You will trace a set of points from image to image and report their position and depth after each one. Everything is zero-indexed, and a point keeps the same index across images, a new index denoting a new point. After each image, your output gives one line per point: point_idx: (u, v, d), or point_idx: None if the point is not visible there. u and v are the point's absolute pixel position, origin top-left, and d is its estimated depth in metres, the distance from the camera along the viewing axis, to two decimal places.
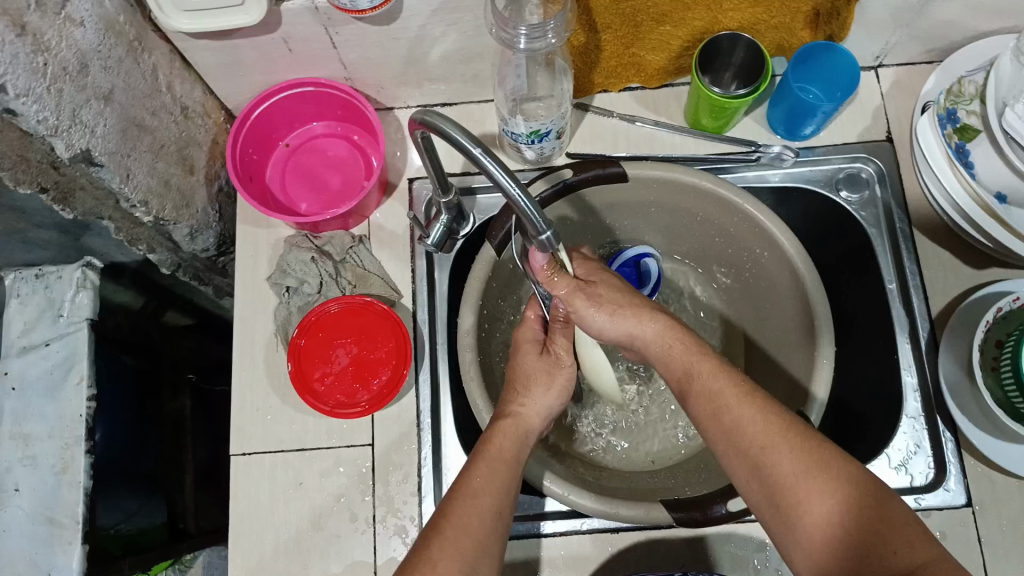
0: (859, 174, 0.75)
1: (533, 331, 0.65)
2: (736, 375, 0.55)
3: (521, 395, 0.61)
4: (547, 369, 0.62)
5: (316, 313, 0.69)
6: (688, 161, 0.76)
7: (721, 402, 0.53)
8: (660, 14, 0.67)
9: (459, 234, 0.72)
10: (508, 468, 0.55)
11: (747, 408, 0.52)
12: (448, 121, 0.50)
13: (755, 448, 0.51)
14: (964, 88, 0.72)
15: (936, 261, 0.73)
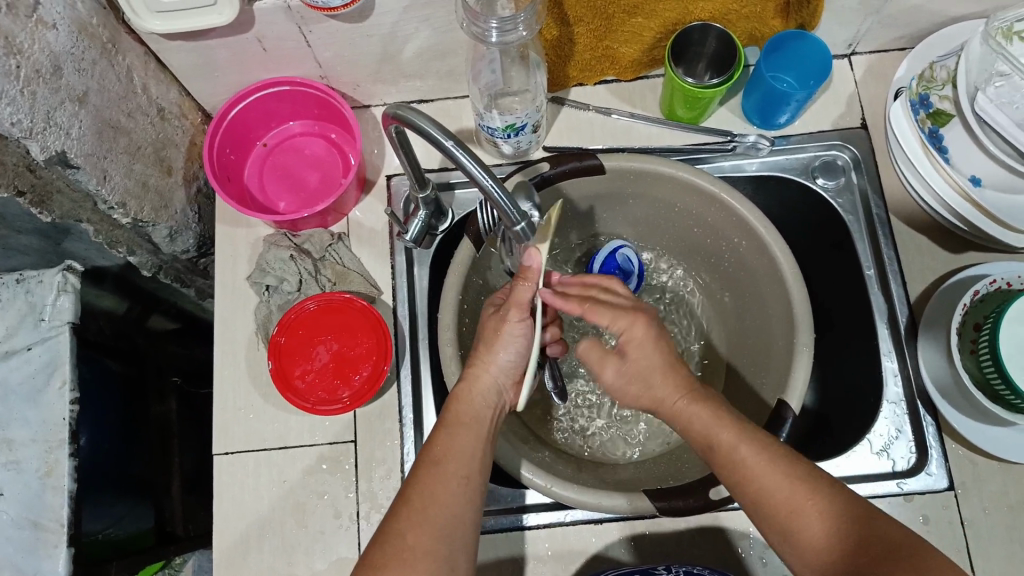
0: (835, 161, 0.76)
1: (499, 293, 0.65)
2: (760, 441, 0.52)
3: (484, 353, 0.59)
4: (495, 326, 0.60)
5: (295, 312, 0.68)
6: (665, 152, 0.77)
7: (735, 465, 0.52)
8: (631, 7, 0.68)
9: (438, 229, 0.73)
10: (476, 430, 0.56)
11: (770, 476, 0.50)
12: (421, 115, 0.51)
13: (778, 518, 0.50)
14: (936, 72, 0.71)
15: (913, 246, 0.73)
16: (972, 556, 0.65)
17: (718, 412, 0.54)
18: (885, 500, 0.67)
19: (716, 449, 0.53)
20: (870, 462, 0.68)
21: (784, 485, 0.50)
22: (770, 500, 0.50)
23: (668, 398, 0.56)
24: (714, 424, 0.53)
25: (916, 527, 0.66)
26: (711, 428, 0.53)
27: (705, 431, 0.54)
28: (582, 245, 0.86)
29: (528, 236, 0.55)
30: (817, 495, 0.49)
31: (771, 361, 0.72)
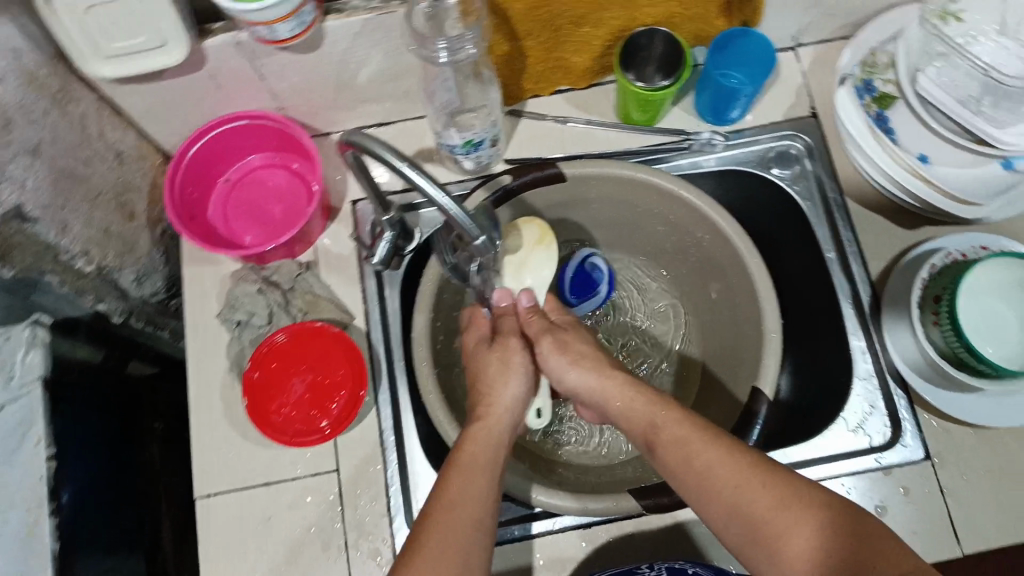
0: (789, 151, 0.77)
1: (480, 331, 0.69)
2: (700, 420, 0.56)
3: (495, 394, 0.63)
4: (501, 358, 0.65)
5: (265, 346, 0.69)
6: (624, 156, 0.78)
7: (680, 441, 0.55)
8: (577, 17, 0.69)
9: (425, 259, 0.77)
10: (491, 470, 0.57)
11: (714, 452, 0.54)
12: (381, 144, 0.55)
13: (727, 492, 0.52)
14: (877, 58, 0.74)
15: (871, 227, 0.75)
16: (954, 521, 0.67)
17: (659, 401, 0.59)
18: (865, 475, 0.69)
19: (660, 436, 0.56)
20: (848, 439, 0.71)
21: (729, 460, 0.53)
22: (715, 477, 0.53)
23: (608, 390, 0.62)
24: (660, 412, 0.57)
25: (897, 498, 0.68)
26: (659, 417, 0.57)
27: (650, 421, 0.58)
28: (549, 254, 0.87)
29: (492, 247, 0.57)
30: (763, 468, 0.52)
31: (745, 351, 0.73)
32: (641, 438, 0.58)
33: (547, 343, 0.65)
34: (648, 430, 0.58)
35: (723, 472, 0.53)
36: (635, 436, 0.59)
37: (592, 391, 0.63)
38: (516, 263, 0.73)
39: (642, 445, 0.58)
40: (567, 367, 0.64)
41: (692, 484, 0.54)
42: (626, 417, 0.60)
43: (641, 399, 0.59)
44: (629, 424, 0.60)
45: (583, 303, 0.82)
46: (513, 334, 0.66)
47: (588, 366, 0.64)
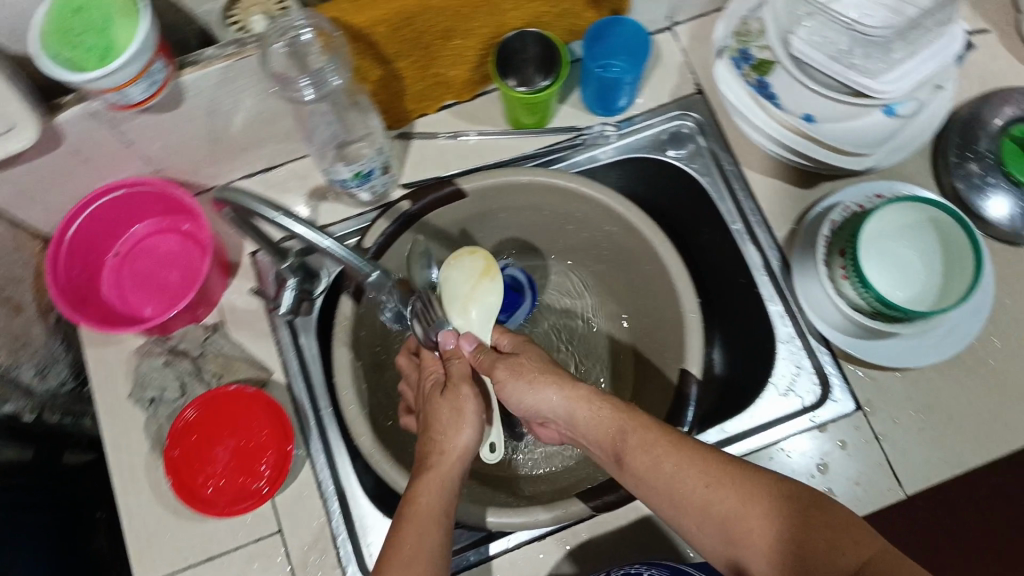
0: (680, 131, 0.78)
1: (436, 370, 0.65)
2: (666, 426, 0.56)
3: (447, 438, 0.59)
4: (454, 407, 0.60)
5: (176, 427, 0.66)
6: (521, 161, 0.78)
7: (647, 450, 0.55)
8: (444, 31, 0.68)
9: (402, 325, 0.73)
10: (441, 526, 0.55)
11: (681, 455, 0.54)
12: (251, 195, 0.56)
13: (698, 497, 0.53)
14: (749, 26, 0.74)
15: (771, 192, 0.75)
16: (893, 464, 0.69)
17: (626, 408, 0.57)
18: (803, 436, 0.70)
19: (626, 448, 0.56)
20: (781, 403, 0.71)
21: (698, 465, 0.53)
22: (686, 483, 0.53)
23: (567, 406, 0.58)
24: (623, 421, 0.56)
25: (836, 453, 0.69)
26: (623, 427, 0.56)
27: (614, 431, 0.57)
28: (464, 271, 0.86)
29: (384, 284, 0.61)
30: (730, 470, 0.53)
31: (670, 335, 0.74)
32: (606, 447, 0.57)
33: (501, 370, 0.61)
34: (612, 440, 0.57)
35: (694, 479, 0.53)
36: (600, 446, 0.58)
37: (547, 410, 0.60)
38: (461, 298, 0.69)
39: (607, 456, 0.58)
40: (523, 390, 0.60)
41: (662, 492, 0.54)
42: (586, 429, 0.58)
43: (601, 409, 0.57)
44: (590, 435, 0.58)
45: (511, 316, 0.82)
46: (464, 381, 0.62)
47: (547, 384, 0.59)
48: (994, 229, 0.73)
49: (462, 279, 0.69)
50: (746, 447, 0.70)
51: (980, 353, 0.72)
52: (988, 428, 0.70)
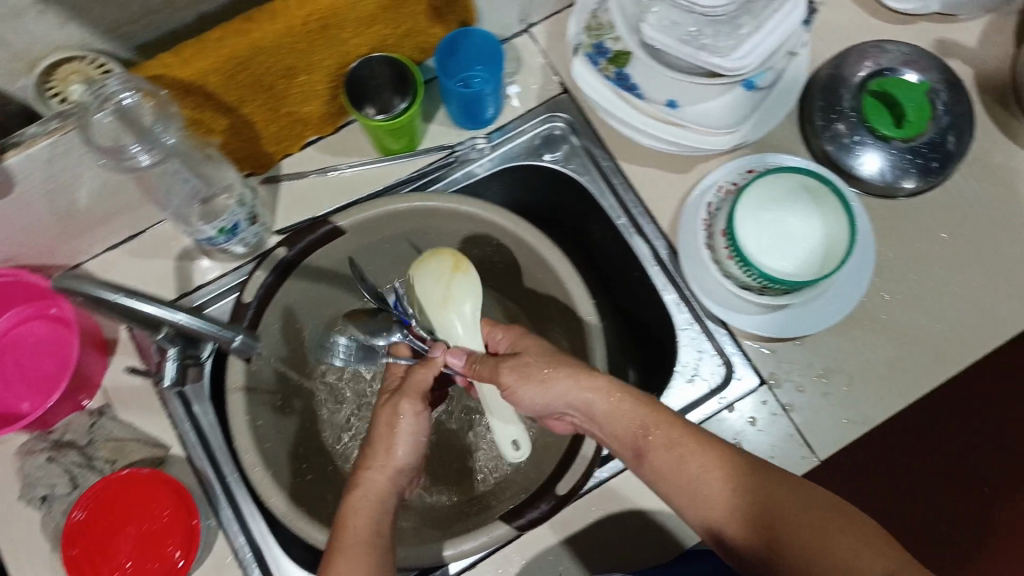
0: (552, 133, 0.77)
1: (393, 380, 0.65)
2: (689, 425, 0.58)
3: (383, 453, 0.60)
4: (390, 420, 0.60)
5: (68, 531, 0.62)
6: (397, 188, 0.76)
7: (672, 446, 0.57)
8: (285, 69, 0.65)
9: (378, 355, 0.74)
10: (374, 548, 0.55)
11: (705, 451, 0.56)
12: (92, 283, 0.51)
13: (712, 491, 0.55)
14: (599, 19, 0.73)
15: (650, 182, 0.75)
16: (803, 433, 0.70)
17: (649, 404, 0.58)
18: (715, 418, 0.70)
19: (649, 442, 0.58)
20: (688, 389, 0.72)
21: (716, 461, 0.56)
22: (707, 478, 0.55)
23: (590, 403, 0.59)
24: (647, 415, 0.58)
25: (748, 431, 0.70)
26: (647, 421, 0.58)
27: (638, 424, 0.58)
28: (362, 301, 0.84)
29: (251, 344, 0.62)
30: (747, 464, 0.56)
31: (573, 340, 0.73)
32: (626, 440, 0.59)
33: (507, 375, 0.60)
34: (634, 433, 0.58)
35: (714, 472, 0.55)
36: (619, 440, 0.59)
37: (569, 406, 0.60)
38: (437, 301, 0.66)
39: (626, 450, 0.59)
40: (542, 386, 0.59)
41: (679, 483, 0.56)
42: (607, 423, 0.59)
43: (631, 402, 0.58)
44: (610, 428, 0.59)
45: None
46: (410, 393, 0.61)
47: (559, 382, 0.59)
48: (866, 184, 0.74)
49: (433, 282, 0.66)
50: None
51: (872, 309, 0.73)
52: (887, 382, 0.71)
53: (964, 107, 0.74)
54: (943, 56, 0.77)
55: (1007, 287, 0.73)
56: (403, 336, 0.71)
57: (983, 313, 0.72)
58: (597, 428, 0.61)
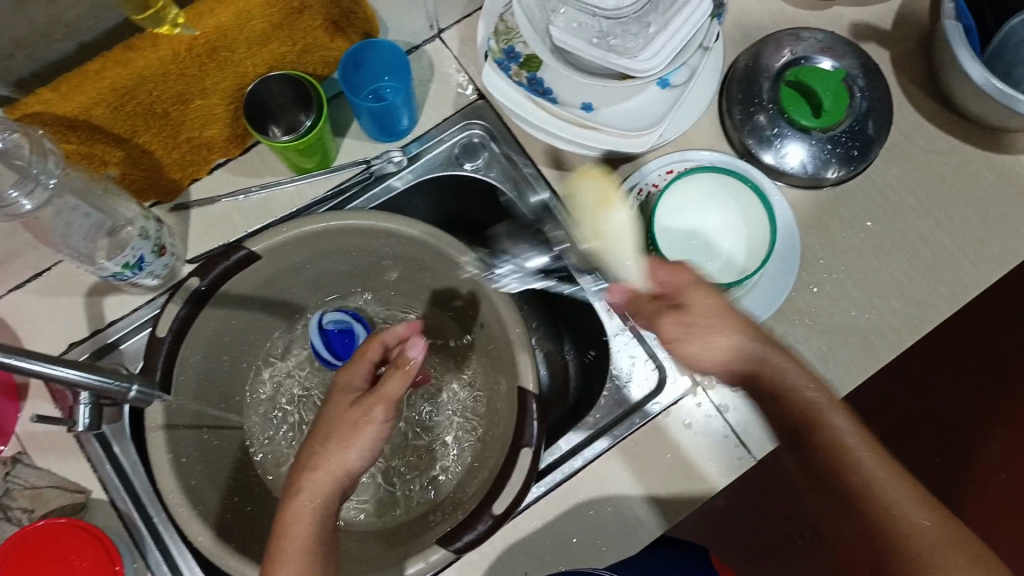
0: (471, 141, 0.75)
1: (359, 377, 0.59)
2: (867, 434, 0.52)
3: (333, 453, 0.54)
4: (352, 422, 0.55)
5: None
6: (313, 208, 0.73)
7: (841, 444, 0.51)
8: (178, 95, 0.62)
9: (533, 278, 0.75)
10: (315, 562, 0.52)
11: (879, 463, 0.51)
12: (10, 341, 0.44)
13: (870, 512, 0.50)
14: (508, 24, 0.72)
15: (573, 186, 0.74)
16: (739, 434, 0.69)
17: (827, 398, 0.53)
18: (650, 425, 0.70)
19: (811, 438, 0.52)
20: (622, 397, 0.72)
21: (888, 482, 0.50)
22: (874, 493, 0.50)
23: (783, 366, 0.55)
24: (824, 410, 0.53)
25: (684, 434, 0.69)
26: (822, 419, 0.52)
27: (807, 416, 0.53)
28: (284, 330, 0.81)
29: (151, 392, 0.60)
30: (916, 495, 0.50)
31: (502, 352, 0.72)
32: (789, 428, 0.54)
33: (666, 320, 0.58)
34: (801, 424, 0.53)
35: (880, 493, 0.50)
36: (781, 426, 0.55)
37: (768, 366, 0.55)
38: (589, 207, 0.70)
39: (788, 439, 0.55)
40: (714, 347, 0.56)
41: (838, 493, 0.51)
42: (773, 407, 0.55)
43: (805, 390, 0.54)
44: (777, 413, 0.55)
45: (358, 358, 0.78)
46: (381, 400, 0.55)
47: (717, 341, 0.56)
48: (790, 177, 0.73)
49: (585, 194, 0.70)
50: (594, 449, 0.69)
51: (801, 303, 0.72)
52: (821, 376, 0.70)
53: (882, 93, 0.73)
54: (859, 41, 0.77)
55: (937, 272, 0.72)
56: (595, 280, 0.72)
57: (912, 301, 0.72)
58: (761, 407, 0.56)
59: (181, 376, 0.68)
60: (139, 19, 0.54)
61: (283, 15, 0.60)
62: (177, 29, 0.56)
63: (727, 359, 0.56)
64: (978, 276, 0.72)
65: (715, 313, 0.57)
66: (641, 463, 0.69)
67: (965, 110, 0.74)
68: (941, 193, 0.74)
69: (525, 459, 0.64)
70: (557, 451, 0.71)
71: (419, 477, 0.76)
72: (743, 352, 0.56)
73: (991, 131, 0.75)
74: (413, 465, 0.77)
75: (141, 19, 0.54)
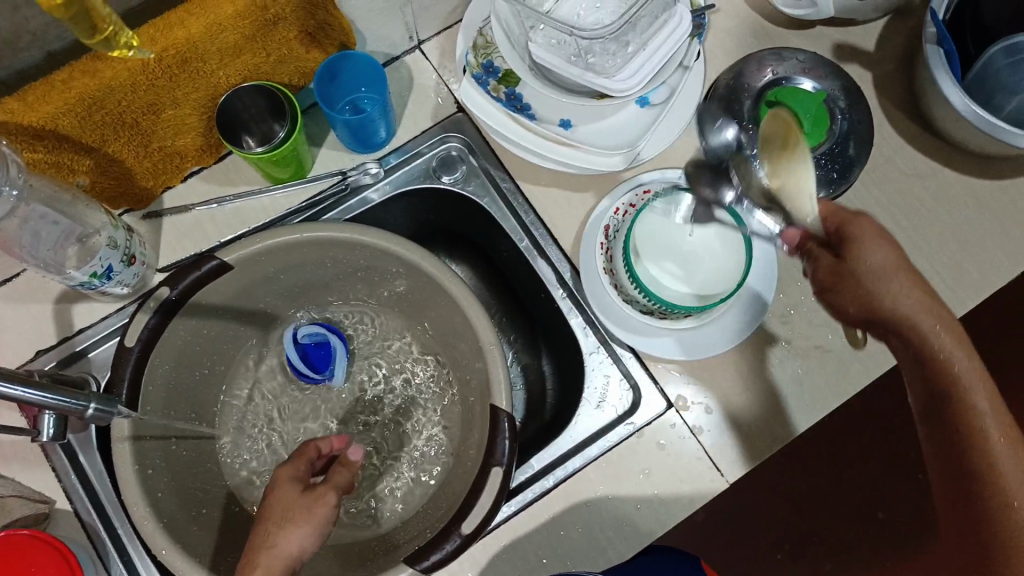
0: (450, 154, 0.75)
1: (295, 469, 0.59)
2: (1011, 427, 0.55)
3: (284, 538, 0.53)
4: (305, 505, 0.55)
5: None
6: (287, 218, 0.73)
7: (979, 422, 0.54)
8: (148, 105, 0.61)
9: (715, 210, 0.70)
10: None
11: (1010, 456, 0.54)
12: None
13: (993, 485, 0.54)
14: (487, 37, 0.71)
15: (550, 202, 0.73)
16: (711, 456, 0.69)
17: (978, 373, 0.55)
18: (623, 445, 0.69)
19: (952, 407, 0.55)
20: (596, 417, 0.71)
21: (1015, 468, 0.53)
22: (998, 474, 0.54)
23: (937, 337, 0.55)
24: (971, 389, 0.55)
25: (658, 455, 0.69)
26: (966, 395, 0.55)
27: (956, 388, 0.55)
28: (258, 339, 0.81)
29: (110, 410, 0.57)
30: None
31: (476, 368, 0.71)
32: (932, 388, 0.56)
33: (855, 244, 0.56)
34: (943, 393, 0.56)
35: (1004, 477, 0.53)
36: (921, 385, 0.58)
37: (920, 341, 0.56)
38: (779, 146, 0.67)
39: (927, 402, 0.57)
40: (897, 298, 0.56)
41: (973, 461, 0.55)
42: (919, 369, 0.57)
43: (965, 366, 0.55)
44: (921, 374, 0.57)
45: (335, 369, 0.78)
46: (331, 488, 0.57)
47: (890, 296, 0.56)
48: None
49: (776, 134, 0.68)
50: (566, 468, 0.69)
51: (777, 324, 0.72)
52: (796, 400, 0.70)
53: (863, 115, 0.73)
54: (840, 61, 0.76)
55: None
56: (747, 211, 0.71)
57: None
58: (904, 361, 0.58)
59: (149, 386, 0.67)
60: (86, 40, 0.48)
61: (256, 25, 0.60)
62: (133, 51, 0.53)
63: (872, 313, 0.57)
64: (955, 302, 0.71)
65: (876, 278, 0.56)
66: (614, 484, 0.68)
67: (945, 134, 0.73)
68: (921, 217, 0.73)
69: (496, 478, 0.63)
70: (526, 471, 0.70)
71: (394, 494, 0.76)
72: (905, 319, 0.56)
73: (971, 155, 0.75)
74: (387, 481, 0.77)
75: (88, 41, 0.48)
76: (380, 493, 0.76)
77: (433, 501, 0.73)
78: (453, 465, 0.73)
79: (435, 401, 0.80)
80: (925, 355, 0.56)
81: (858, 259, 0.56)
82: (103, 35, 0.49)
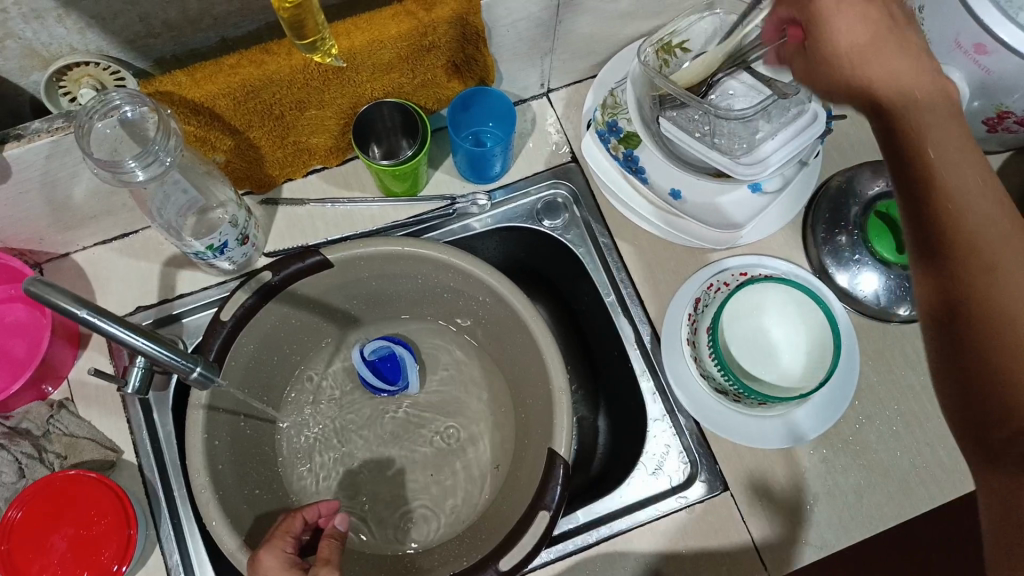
0: (555, 200, 0.77)
1: (281, 560, 0.56)
2: None
3: None
4: None
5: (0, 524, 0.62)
6: (390, 230, 0.76)
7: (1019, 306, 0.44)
8: (296, 101, 0.65)
9: (834, 274, 0.74)
10: None
11: None
12: (57, 289, 0.44)
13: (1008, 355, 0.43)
14: (617, 98, 0.74)
15: (642, 265, 0.75)
16: (761, 553, 0.67)
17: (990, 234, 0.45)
18: (672, 517, 0.69)
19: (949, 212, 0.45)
20: (649, 483, 0.70)
21: None
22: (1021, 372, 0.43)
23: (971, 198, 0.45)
24: (957, 162, 0.46)
25: (704, 536, 0.68)
26: (940, 147, 0.46)
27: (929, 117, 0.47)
28: (335, 338, 0.83)
29: (209, 378, 0.60)
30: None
31: (540, 409, 0.72)
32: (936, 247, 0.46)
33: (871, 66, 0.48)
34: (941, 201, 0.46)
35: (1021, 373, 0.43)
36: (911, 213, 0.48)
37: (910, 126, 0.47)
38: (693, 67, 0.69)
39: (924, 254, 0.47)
40: (891, 73, 0.48)
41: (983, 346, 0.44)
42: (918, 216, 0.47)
43: (981, 205, 0.45)
44: (927, 236, 0.47)
45: (405, 380, 0.80)
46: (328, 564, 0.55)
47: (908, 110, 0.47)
48: (861, 304, 0.73)
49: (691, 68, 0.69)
50: (610, 528, 0.69)
51: (845, 431, 0.71)
52: (852, 512, 0.69)
53: None
54: None
55: None
56: (884, 274, 0.72)
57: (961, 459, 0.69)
58: (907, 221, 0.48)
59: (231, 362, 0.69)
60: (296, 41, 0.50)
61: (411, 49, 0.63)
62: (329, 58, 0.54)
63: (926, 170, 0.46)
64: None
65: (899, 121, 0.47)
66: (653, 551, 0.68)
67: None
68: None
69: (542, 523, 0.63)
70: (573, 520, 0.70)
71: (435, 516, 0.77)
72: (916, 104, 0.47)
73: None
74: (429, 500, 0.78)
75: (298, 43, 0.50)
76: (420, 512, 0.77)
77: (471, 536, 0.73)
78: (499, 501, 0.74)
79: (490, 432, 0.81)
80: (906, 137, 0.47)
81: (900, 105, 0.47)
82: (311, 41, 0.50)
